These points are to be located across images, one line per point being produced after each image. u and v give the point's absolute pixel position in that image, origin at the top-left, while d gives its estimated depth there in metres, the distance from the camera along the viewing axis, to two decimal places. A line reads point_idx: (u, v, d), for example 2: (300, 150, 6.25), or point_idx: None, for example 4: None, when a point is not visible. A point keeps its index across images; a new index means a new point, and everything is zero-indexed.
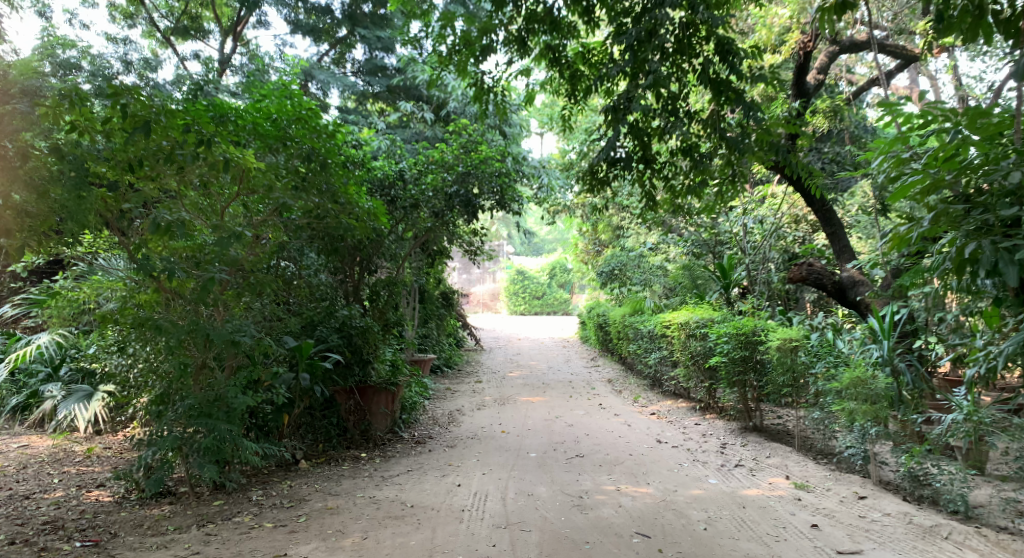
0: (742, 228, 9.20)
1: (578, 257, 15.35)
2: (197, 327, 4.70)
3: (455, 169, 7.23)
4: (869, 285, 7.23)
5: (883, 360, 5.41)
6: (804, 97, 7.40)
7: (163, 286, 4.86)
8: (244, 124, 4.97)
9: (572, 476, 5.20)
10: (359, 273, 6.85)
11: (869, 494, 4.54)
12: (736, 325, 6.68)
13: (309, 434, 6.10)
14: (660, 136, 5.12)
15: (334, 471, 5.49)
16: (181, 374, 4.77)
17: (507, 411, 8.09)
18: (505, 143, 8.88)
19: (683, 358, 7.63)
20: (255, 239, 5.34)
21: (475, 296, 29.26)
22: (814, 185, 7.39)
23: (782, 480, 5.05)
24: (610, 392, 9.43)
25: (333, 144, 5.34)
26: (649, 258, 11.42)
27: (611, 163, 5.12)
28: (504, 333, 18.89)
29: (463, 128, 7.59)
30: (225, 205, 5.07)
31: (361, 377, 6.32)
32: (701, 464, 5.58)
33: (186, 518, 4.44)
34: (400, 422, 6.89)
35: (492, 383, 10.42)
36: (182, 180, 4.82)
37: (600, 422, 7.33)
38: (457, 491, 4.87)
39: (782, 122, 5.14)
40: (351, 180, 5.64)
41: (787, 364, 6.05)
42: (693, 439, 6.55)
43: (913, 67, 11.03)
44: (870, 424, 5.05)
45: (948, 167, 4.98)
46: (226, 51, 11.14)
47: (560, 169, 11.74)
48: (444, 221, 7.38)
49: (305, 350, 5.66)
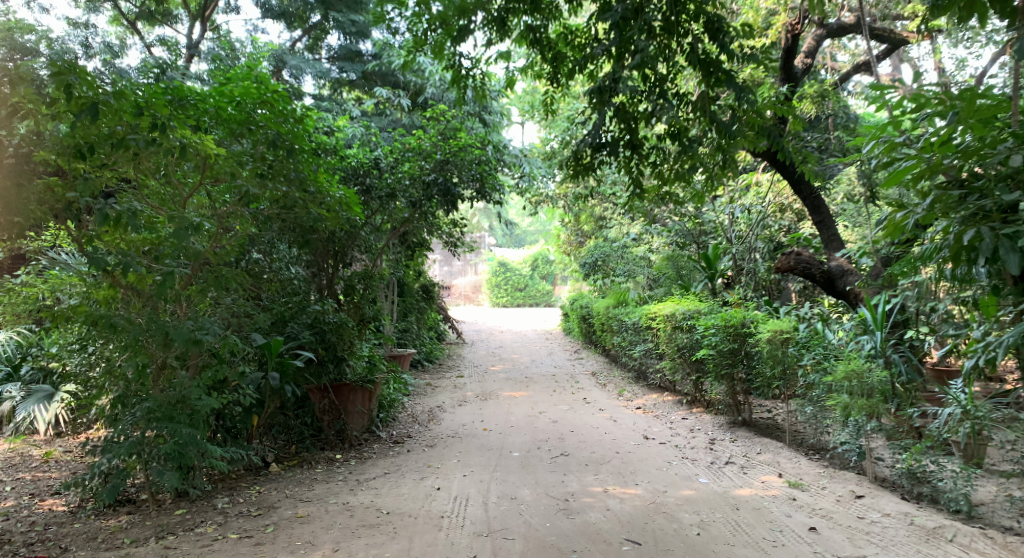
0: (728, 217, 9.01)
1: (561, 248, 15.14)
2: (156, 326, 4.43)
3: (433, 157, 6.93)
4: (858, 274, 7.06)
5: (877, 352, 5.36)
6: (792, 82, 7.21)
7: (120, 283, 4.56)
8: (206, 106, 4.62)
9: (557, 476, 4.97)
10: (333, 266, 6.54)
11: (867, 493, 4.36)
12: (724, 317, 6.47)
13: (281, 434, 5.92)
14: (647, 120, 4.85)
15: (306, 474, 5.22)
16: (138, 375, 4.47)
17: (489, 407, 7.84)
18: (485, 130, 8.61)
19: (669, 350, 7.43)
20: (221, 230, 5.04)
21: (457, 289, 28.95)
22: (801, 173, 7.21)
23: (775, 478, 4.87)
24: (594, 385, 9.23)
25: (301, 129, 5.01)
26: (632, 248, 11.20)
27: (596, 148, 4.89)
28: (486, 326, 18.66)
29: (440, 115, 7.30)
30: (188, 196, 4.76)
31: (335, 375, 5.99)
32: (691, 462, 5.38)
33: (144, 529, 4.14)
34: (378, 421, 6.58)
35: (474, 378, 10.17)
36: (138, 167, 4.49)
37: (585, 417, 7.11)
38: (436, 495, 4.62)
39: (773, 104, 4.92)
40: (321, 167, 5.34)
41: (779, 356, 5.85)
42: (681, 434, 6.34)
43: (897, 54, 10.91)
44: (864, 418, 4.83)
45: (945, 151, 4.76)
46: (194, 36, 10.71)
47: (541, 158, 11.50)
48: (421, 210, 7.08)
49: (275, 347, 5.39)
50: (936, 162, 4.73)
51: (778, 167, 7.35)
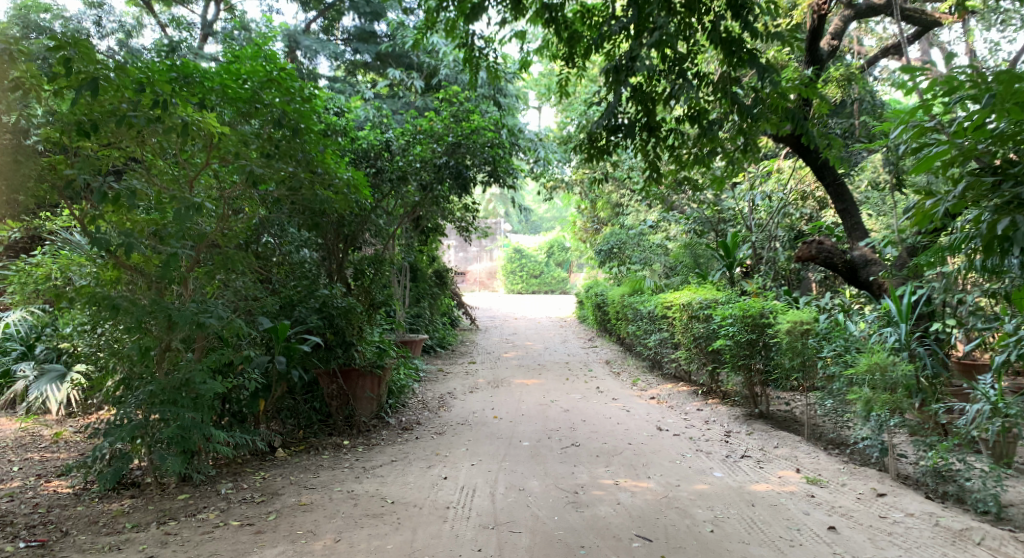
0: (747, 205, 8.81)
1: (577, 235, 14.96)
2: (159, 307, 4.34)
3: (444, 140, 6.78)
4: (882, 265, 6.83)
5: (900, 345, 5.17)
6: (817, 64, 6.91)
7: (124, 264, 4.47)
8: (210, 85, 4.53)
9: (567, 468, 4.84)
10: (343, 250, 6.44)
11: (889, 491, 4.20)
12: (742, 307, 6.29)
13: (290, 418, 5.78)
14: (665, 101, 4.67)
15: (312, 461, 5.13)
16: (141, 357, 4.39)
17: (500, 394, 7.73)
18: (499, 113, 8.44)
19: (684, 340, 7.27)
20: (227, 212, 4.94)
21: (472, 275, 28.83)
22: (825, 159, 6.98)
23: (792, 474, 4.70)
24: (607, 374, 9.08)
25: (309, 108, 4.84)
26: (649, 236, 11.00)
27: (611, 130, 4.72)
28: (501, 313, 18.54)
29: (453, 96, 7.15)
30: (195, 176, 4.65)
31: (344, 359, 5.92)
32: (705, 455, 5.23)
33: (145, 514, 4.07)
34: (387, 408, 6.48)
35: (486, 364, 10.07)
36: (142, 145, 4.37)
37: (598, 407, 6.97)
38: (443, 484, 4.52)
39: (798, 86, 4.72)
40: (329, 148, 5.21)
41: (798, 348, 5.68)
42: (695, 426, 6.19)
43: (925, 38, 10.57)
44: (886, 414, 4.65)
45: (979, 137, 4.49)
46: (209, 17, 10.62)
47: (557, 142, 11.31)
48: (433, 195, 6.95)
49: (282, 331, 5.30)
50: (969, 148, 4.50)
51: (801, 152, 7.13)
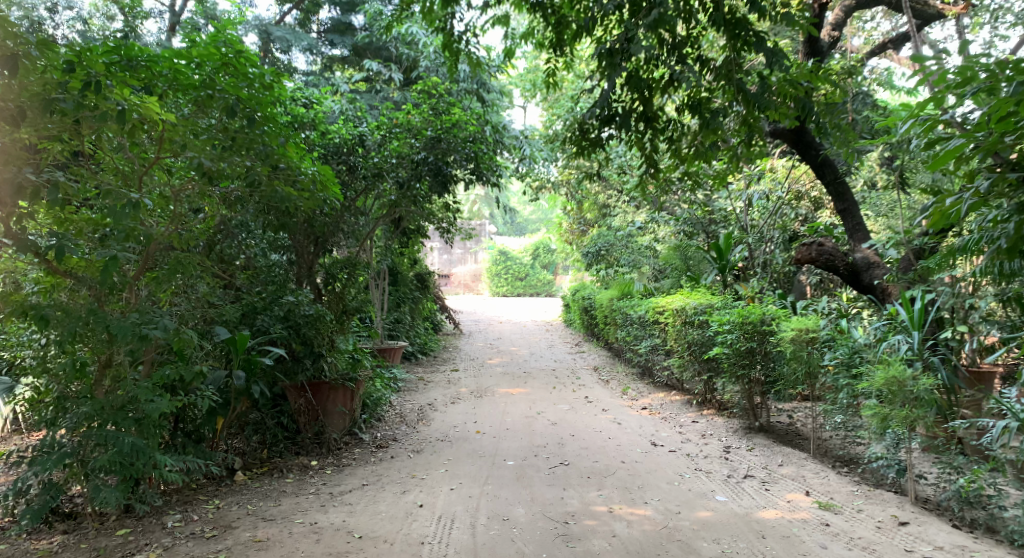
0: (742, 205, 8.45)
1: (562, 237, 14.57)
2: (96, 318, 3.85)
3: (423, 134, 6.35)
4: (886, 268, 6.45)
5: (912, 354, 4.80)
6: (819, 57, 6.47)
7: (58, 269, 3.95)
8: (160, 69, 4.06)
9: (555, 492, 4.41)
10: (313, 252, 6.04)
11: (912, 520, 3.83)
12: (741, 313, 5.85)
13: (255, 434, 5.31)
14: (662, 89, 4.24)
15: (275, 485, 4.66)
16: (77, 374, 3.90)
17: (483, 406, 7.28)
18: (482, 108, 8.02)
19: (678, 347, 6.88)
20: (180, 211, 4.46)
21: (457, 277, 28.27)
22: (824, 155, 6.59)
23: (802, 498, 4.30)
24: (596, 382, 8.67)
25: (268, 96, 4.41)
26: (637, 238, 10.63)
27: (604, 121, 4.29)
28: (485, 316, 18.10)
29: (433, 89, 6.70)
30: (144, 172, 4.17)
31: (313, 372, 5.38)
32: (705, 475, 4.82)
33: (76, 554, 3.61)
34: (361, 423, 6.00)
35: (469, 372, 9.61)
36: (81, 137, 3.87)
37: (587, 420, 6.54)
38: (417, 514, 4.07)
39: (808, 72, 4.34)
40: (292, 139, 4.71)
41: (803, 357, 5.27)
42: (692, 441, 5.78)
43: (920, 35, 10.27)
44: (905, 430, 4.25)
45: (1003, 129, 4.06)
46: (178, 7, 10.09)
47: (543, 140, 10.90)
48: (410, 193, 6.50)
49: (241, 343, 4.73)
50: (993, 142, 4.07)
51: (800, 149, 6.79)
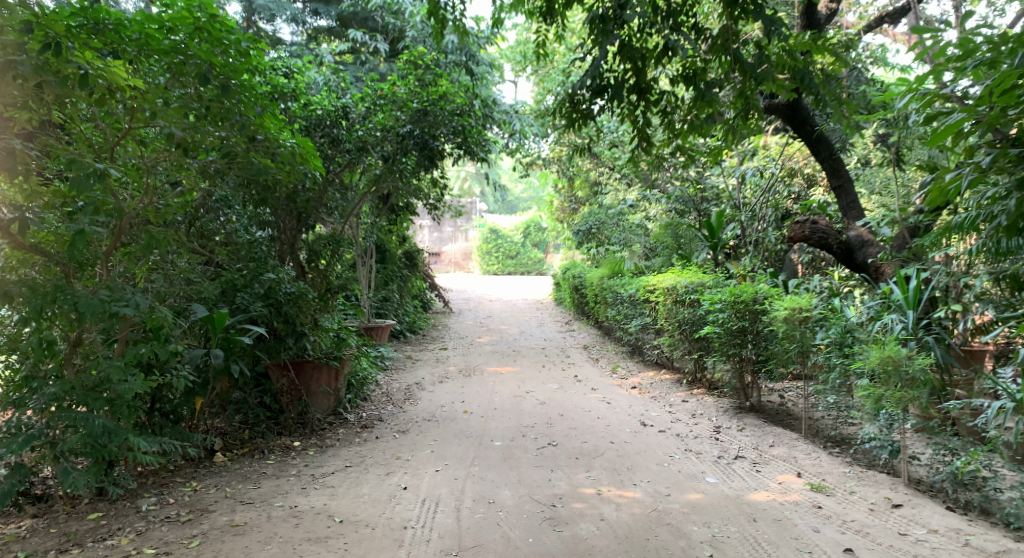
0: (736, 182, 8.31)
1: (553, 214, 14.41)
2: (63, 295, 3.69)
3: (409, 106, 6.16)
4: (880, 246, 6.26)
5: (908, 334, 4.73)
6: (815, 30, 6.24)
7: (24, 245, 3.78)
8: (129, 34, 3.78)
9: (542, 474, 4.32)
10: (295, 228, 5.81)
11: (906, 502, 3.77)
12: (733, 292, 5.74)
13: (237, 414, 5.12)
14: (656, 58, 4.07)
15: (256, 467, 4.54)
16: (44, 353, 3.75)
17: (471, 385, 7.17)
18: (471, 81, 7.81)
19: (668, 326, 6.78)
20: (154, 185, 4.29)
21: (447, 255, 28.08)
22: (820, 131, 6.45)
23: (794, 479, 4.23)
24: (586, 361, 8.57)
25: (244, 63, 4.19)
26: (629, 215, 10.49)
27: (595, 91, 4.13)
28: (475, 294, 17.96)
29: (419, 59, 6.50)
30: (115, 142, 3.99)
31: (296, 351, 5.24)
32: (695, 456, 4.74)
33: (46, 539, 3.50)
34: (345, 402, 5.89)
35: (458, 351, 9.49)
36: (45, 104, 3.67)
37: (576, 399, 6.45)
38: (401, 497, 3.97)
39: (807, 42, 4.18)
40: (270, 108, 4.52)
41: (797, 336, 5.17)
42: (682, 421, 5.69)
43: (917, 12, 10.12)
44: (899, 411, 4.16)
45: (1005, 103, 3.91)
46: None
47: (534, 115, 10.70)
48: (396, 167, 6.33)
49: (219, 322, 4.54)
50: (994, 116, 3.90)
51: (795, 125, 6.64)
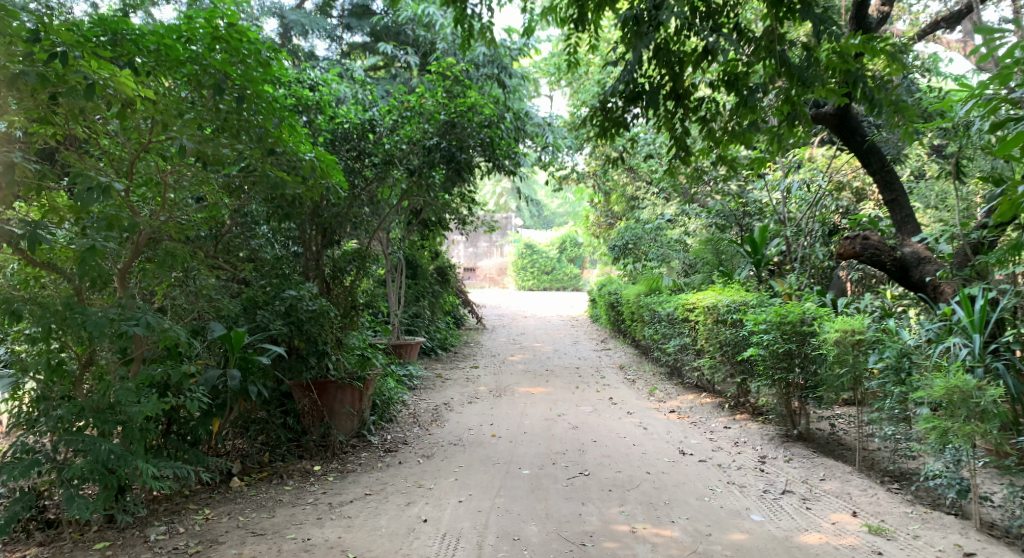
0: (781, 194, 7.93)
1: (589, 230, 14.13)
2: (72, 313, 3.54)
3: (437, 118, 6.00)
4: (938, 264, 5.80)
5: (974, 360, 4.36)
6: (868, 33, 5.76)
7: (34, 260, 3.65)
8: (145, 45, 3.71)
9: (572, 507, 4.05)
10: (320, 243, 5.61)
11: (980, 552, 3.44)
12: (778, 312, 5.37)
13: (258, 435, 4.96)
14: (696, 63, 3.79)
15: (274, 493, 4.36)
16: (52, 374, 3.61)
17: (502, 406, 6.91)
18: (502, 94, 7.63)
19: (709, 347, 6.44)
20: (170, 200, 4.14)
21: (483, 270, 27.92)
22: (870, 141, 6.07)
23: (849, 519, 3.88)
24: (621, 382, 8.25)
25: (263, 74, 4.01)
26: (667, 230, 10.15)
27: (630, 98, 3.88)
28: (509, 310, 17.72)
29: (447, 70, 6.33)
30: (132, 156, 3.86)
31: (318, 371, 5.04)
32: (738, 490, 4.39)
33: None
34: (370, 424, 5.68)
35: (490, 369, 9.25)
36: (58, 117, 3.55)
37: (611, 423, 6.14)
38: (420, 531, 3.74)
39: (862, 43, 3.87)
40: (289, 119, 4.35)
41: (849, 360, 4.77)
42: (723, 450, 5.34)
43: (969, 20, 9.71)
44: (966, 447, 3.76)
45: None
46: None
47: (568, 127, 10.46)
48: (423, 180, 6.15)
49: (237, 341, 4.42)
50: None
51: (843, 135, 6.26)
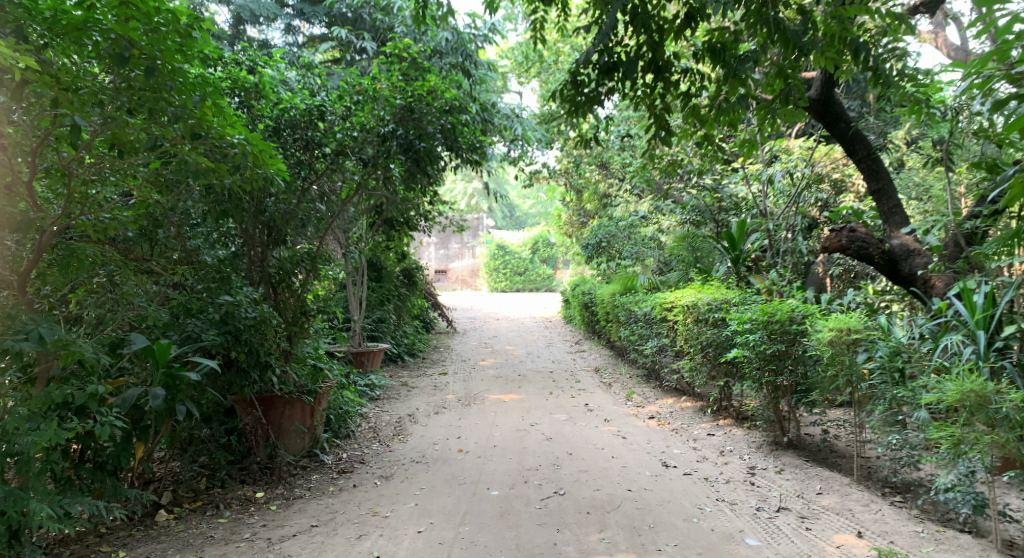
0: (760, 186, 7.54)
1: (561, 228, 13.74)
2: None
3: (392, 103, 5.47)
4: (929, 256, 5.41)
5: (980, 359, 4.03)
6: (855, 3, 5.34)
7: None
8: (40, 12, 3.13)
9: (546, 536, 3.60)
10: (263, 245, 4.94)
11: None
12: (765, 310, 4.94)
13: (195, 459, 4.42)
14: (677, 31, 3.38)
15: (207, 528, 3.84)
16: None
17: (470, 416, 6.42)
18: (466, 83, 7.18)
19: (689, 348, 6.02)
20: (80, 191, 3.60)
21: (454, 272, 27.35)
22: (855, 127, 5.68)
23: (855, 542, 3.48)
24: (597, 386, 7.82)
25: (184, 43, 3.48)
26: (640, 227, 9.74)
27: (604, 71, 3.42)
28: (481, 312, 17.22)
29: (403, 52, 5.83)
30: (29, 140, 3.33)
31: (260, 386, 4.51)
32: (729, 508, 3.96)
33: None
34: (323, 442, 5.15)
35: (459, 375, 8.74)
36: None
37: (587, 433, 5.67)
38: None
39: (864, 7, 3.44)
40: (217, 96, 3.77)
41: (843, 362, 4.33)
42: (709, 461, 4.91)
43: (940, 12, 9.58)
44: (982, 458, 3.38)
45: None
46: None
47: (537, 121, 10.02)
48: (379, 173, 5.63)
49: (161, 354, 3.80)
50: None
51: (827, 121, 5.88)
